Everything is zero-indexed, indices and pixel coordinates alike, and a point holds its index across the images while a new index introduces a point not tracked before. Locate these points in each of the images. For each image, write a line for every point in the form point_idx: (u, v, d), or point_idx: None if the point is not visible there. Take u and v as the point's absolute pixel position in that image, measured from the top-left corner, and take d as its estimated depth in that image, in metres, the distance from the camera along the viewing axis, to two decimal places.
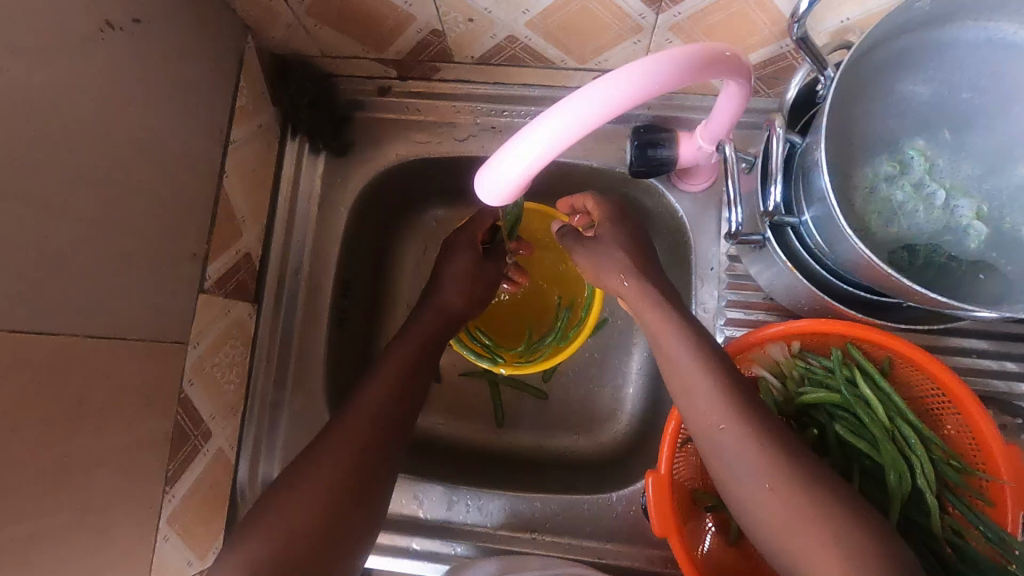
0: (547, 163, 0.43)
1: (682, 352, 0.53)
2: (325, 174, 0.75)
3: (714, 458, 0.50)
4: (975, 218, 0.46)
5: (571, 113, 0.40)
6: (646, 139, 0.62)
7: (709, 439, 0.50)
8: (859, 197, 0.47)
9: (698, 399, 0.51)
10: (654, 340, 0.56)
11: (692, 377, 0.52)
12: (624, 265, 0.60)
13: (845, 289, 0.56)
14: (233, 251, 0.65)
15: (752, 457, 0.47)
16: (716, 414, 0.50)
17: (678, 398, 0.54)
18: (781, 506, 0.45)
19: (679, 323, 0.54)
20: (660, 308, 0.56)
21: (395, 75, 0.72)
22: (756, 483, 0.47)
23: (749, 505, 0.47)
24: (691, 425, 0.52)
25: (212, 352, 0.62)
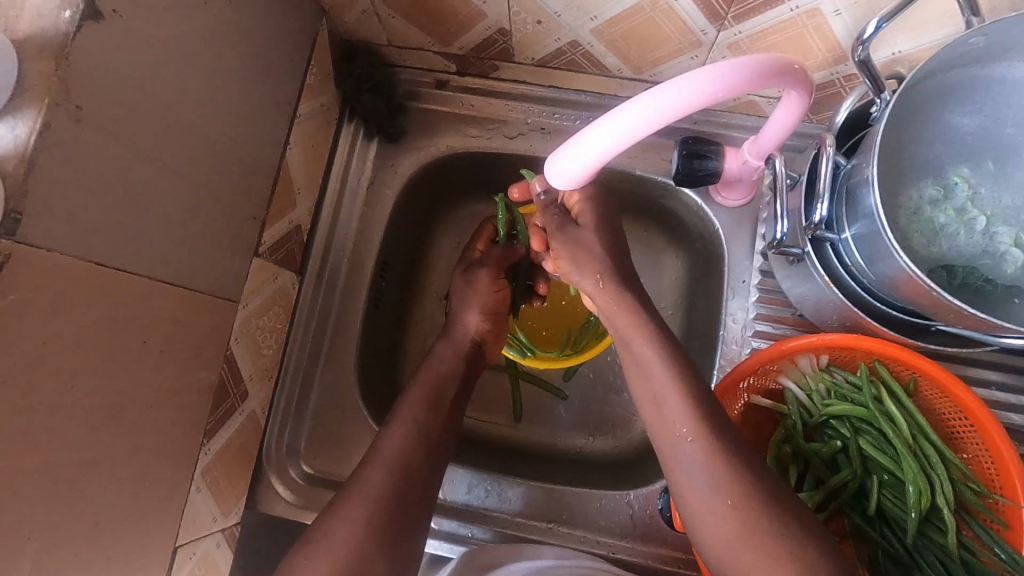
0: (616, 155, 0.46)
1: (652, 357, 0.55)
2: (377, 158, 0.77)
3: (677, 469, 0.51)
4: (1012, 245, 0.48)
5: (644, 112, 0.43)
6: (693, 150, 0.64)
7: (675, 453, 0.52)
8: (904, 217, 0.50)
9: (668, 409, 0.53)
10: (622, 340, 0.58)
11: (664, 388, 0.53)
12: (600, 263, 0.60)
13: (879, 307, 0.59)
14: (287, 220, 0.67)
15: (712, 471, 0.49)
16: (683, 423, 0.52)
17: (642, 404, 0.56)
18: (740, 525, 0.47)
19: (651, 330, 0.56)
20: (629, 307, 0.58)
21: (454, 69, 0.75)
22: (715, 498, 0.48)
23: (705, 522, 0.49)
24: (656, 435, 0.54)
25: (259, 314, 0.64)
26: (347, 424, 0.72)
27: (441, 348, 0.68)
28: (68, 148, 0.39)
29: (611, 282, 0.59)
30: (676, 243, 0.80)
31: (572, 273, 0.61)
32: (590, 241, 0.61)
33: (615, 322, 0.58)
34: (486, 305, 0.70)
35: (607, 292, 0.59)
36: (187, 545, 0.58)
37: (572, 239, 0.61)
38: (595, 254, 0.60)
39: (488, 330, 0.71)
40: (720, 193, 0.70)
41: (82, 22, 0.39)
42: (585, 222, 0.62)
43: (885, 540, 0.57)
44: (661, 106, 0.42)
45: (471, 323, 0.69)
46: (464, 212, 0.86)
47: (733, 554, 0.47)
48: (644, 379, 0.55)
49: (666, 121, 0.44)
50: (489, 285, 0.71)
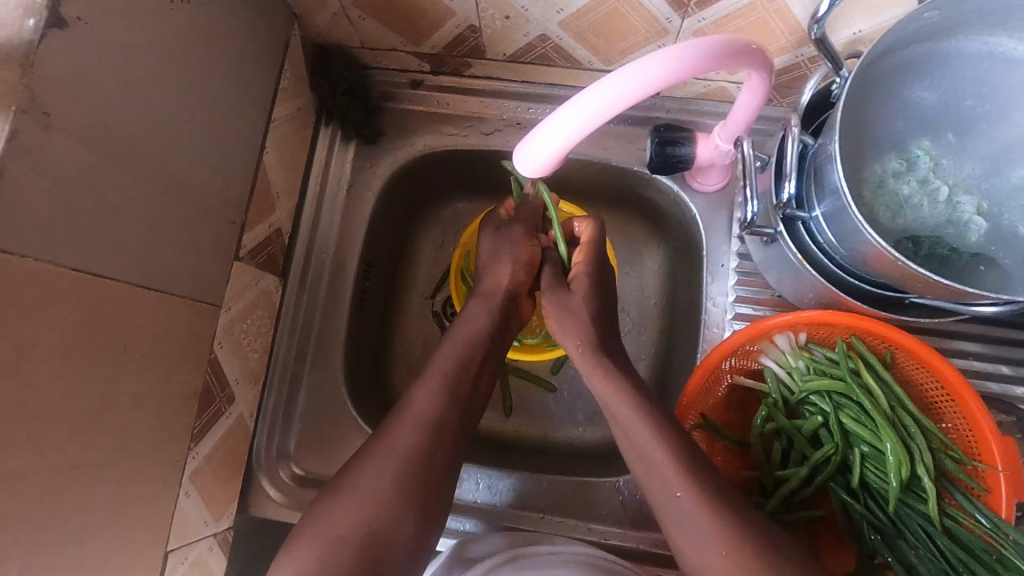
0: (575, 144, 0.47)
1: (636, 422, 0.55)
2: (355, 159, 0.78)
3: (672, 526, 0.51)
4: (975, 214, 0.50)
5: (595, 105, 0.44)
6: (666, 138, 0.65)
7: (666, 507, 0.52)
8: (869, 191, 0.51)
9: (656, 469, 0.53)
10: (607, 408, 0.58)
11: (647, 450, 0.54)
12: (584, 329, 0.61)
13: (853, 283, 0.59)
14: (268, 224, 0.68)
15: (705, 524, 0.49)
16: (674, 482, 0.52)
17: (632, 465, 0.55)
18: (742, 574, 0.47)
19: (634, 397, 0.57)
20: (609, 374, 0.59)
21: (428, 69, 0.76)
22: (712, 553, 0.48)
23: (706, 572, 0.48)
24: (649, 495, 0.53)
25: (242, 319, 0.65)
26: (335, 425, 0.72)
27: (473, 304, 0.65)
28: (35, 154, 0.39)
29: (590, 351, 0.61)
30: (656, 232, 0.81)
31: (556, 332, 0.63)
32: (575, 307, 0.62)
33: (596, 388, 0.59)
34: (520, 256, 0.66)
35: (586, 360, 0.60)
36: (179, 550, 0.58)
37: (563, 301, 0.63)
38: (581, 320, 0.62)
39: (525, 282, 0.66)
40: (695, 178, 0.71)
41: (45, 29, 0.39)
42: (577, 287, 0.64)
43: (869, 511, 0.57)
44: (608, 100, 0.44)
45: (504, 274, 0.66)
46: (446, 211, 0.86)
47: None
48: (630, 445, 0.56)
49: (615, 114, 0.45)
50: (524, 239, 0.67)
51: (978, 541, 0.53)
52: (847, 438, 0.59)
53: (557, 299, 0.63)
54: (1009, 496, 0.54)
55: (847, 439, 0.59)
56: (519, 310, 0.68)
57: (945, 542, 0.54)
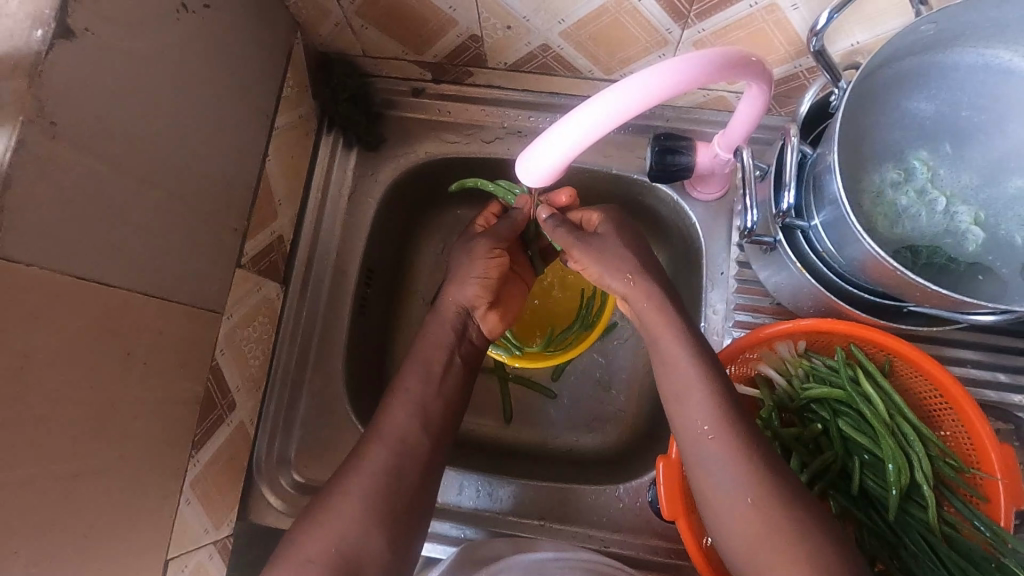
0: (588, 147, 0.47)
1: (683, 356, 0.54)
2: (356, 166, 0.78)
3: (700, 468, 0.52)
4: (973, 224, 0.50)
5: (597, 117, 0.44)
6: (665, 146, 0.66)
7: (696, 448, 0.52)
8: (867, 200, 0.51)
9: (691, 407, 0.53)
10: (651, 338, 0.57)
11: (686, 387, 0.54)
12: (627, 263, 0.59)
13: (852, 292, 0.59)
14: (270, 231, 0.68)
15: (735, 469, 0.49)
16: (707, 423, 0.52)
17: (670, 403, 0.55)
18: (762, 524, 0.47)
19: (680, 329, 0.55)
20: (660, 305, 0.57)
21: (429, 77, 0.76)
22: (739, 498, 0.48)
23: (727, 519, 0.49)
24: (680, 436, 0.54)
25: (244, 326, 0.65)
26: (335, 432, 0.72)
27: (432, 322, 0.67)
28: (42, 164, 0.40)
29: (641, 281, 0.58)
30: (656, 240, 0.81)
31: (599, 277, 0.60)
32: (612, 245, 0.60)
33: (645, 320, 0.58)
34: (481, 272, 0.67)
35: (635, 293, 0.58)
36: (179, 558, 0.58)
37: (595, 245, 0.60)
38: (619, 255, 0.60)
39: (483, 297, 0.68)
40: (693, 187, 0.71)
41: (54, 40, 0.40)
42: (605, 232, 0.62)
43: (869, 519, 0.58)
44: (627, 99, 0.43)
45: (462, 288, 0.67)
46: (446, 218, 0.87)
47: (751, 551, 0.47)
48: (670, 380, 0.55)
49: (632, 114, 0.45)
50: (484, 253, 0.68)
51: (977, 548, 0.53)
52: (846, 445, 0.60)
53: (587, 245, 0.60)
54: (1008, 504, 0.54)
55: (846, 447, 0.60)
56: (478, 322, 0.69)
57: (945, 549, 0.53)
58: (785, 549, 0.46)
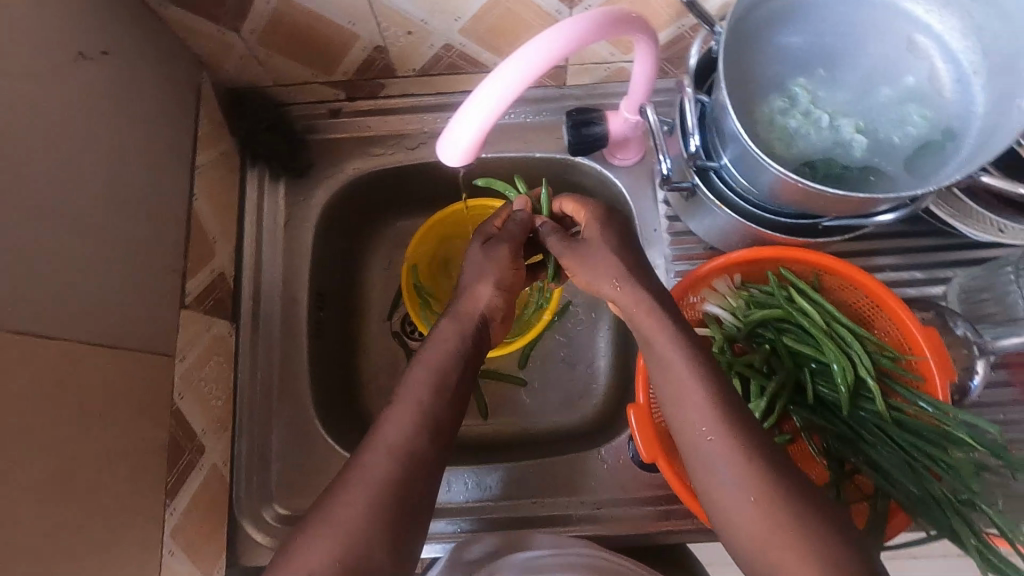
0: (499, 117, 0.49)
1: (675, 352, 0.50)
2: (287, 195, 0.79)
3: (699, 467, 0.47)
4: (855, 133, 0.55)
5: (492, 96, 0.47)
6: (579, 119, 0.70)
7: (696, 447, 0.48)
8: (762, 128, 0.56)
9: (688, 404, 0.48)
10: (641, 338, 0.52)
11: (682, 385, 0.49)
12: (615, 267, 0.54)
13: (770, 219, 0.63)
14: (210, 269, 0.68)
15: (736, 467, 0.45)
16: (706, 422, 0.47)
17: (666, 404, 0.51)
18: (766, 523, 0.43)
19: (670, 323, 0.51)
20: (649, 308, 0.52)
21: (344, 96, 0.78)
22: (742, 497, 0.44)
23: (732, 517, 0.45)
24: (678, 433, 0.50)
25: (199, 366, 0.64)
26: (315, 458, 0.71)
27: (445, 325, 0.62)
28: None
29: (628, 284, 0.53)
30: None
31: (591, 284, 0.57)
32: (598, 250, 0.56)
33: (635, 320, 0.53)
34: (502, 277, 0.64)
35: (624, 295, 0.53)
36: None
37: (583, 252, 0.57)
38: (606, 260, 0.55)
39: (499, 307, 0.65)
40: (615, 155, 0.76)
41: None
42: (591, 235, 0.58)
43: (828, 422, 0.62)
44: (525, 63, 0.46)
45: (482, 296, 0.64)
46: (388, 232, 0.88)
47: (760, 554, 0.44)
48: (663, 377, 0.51)
49: (535, 76, 0.47)
50: (507, 258, 0.65)
51: (924, 424, 0.58)
52: (794, 360, 0.64)
53: (573, 255, 0.58)
54: (943, 380, 0.59)
55: (794, 361, 0.64)
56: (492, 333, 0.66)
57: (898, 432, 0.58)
58: (789, 545, 0.42)
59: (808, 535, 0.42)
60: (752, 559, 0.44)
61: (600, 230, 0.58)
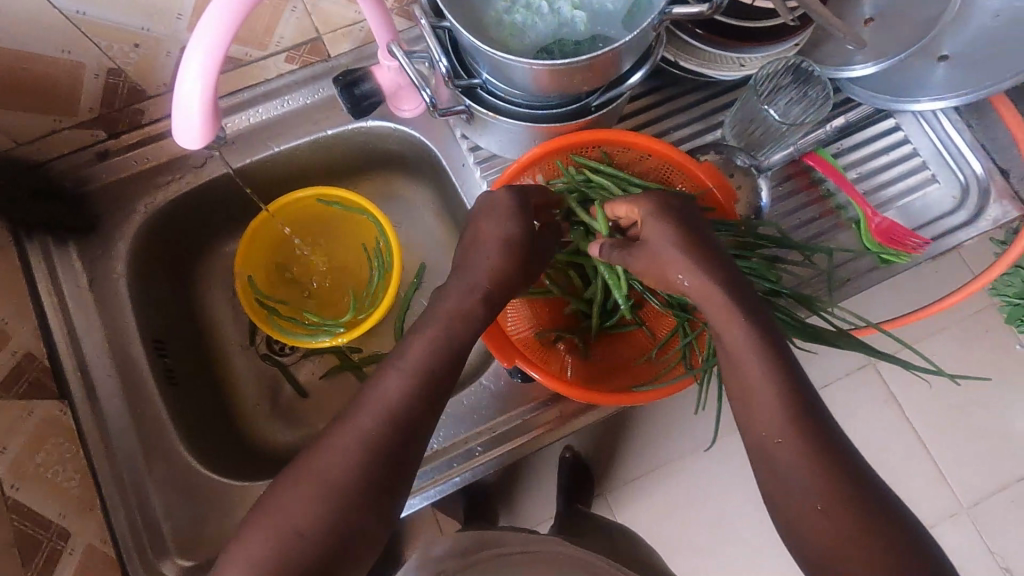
0: (214, 90, 0.48)
1: (749, 352, 0.48)
2: (84, 255, 0.73)
3: (764, 470, 0.46)
4: (574, 10, 0.60)
5: (191, 70, 0.47)
6: (348, 81, 0.71)
7: (762, 451, 0.47)
8: (495, 32, 0.59)
9: (757, 408, 0.47)
10: (717, 336, 0.51)
11: (753, 389, 0.48)
12: (680, 262, 0.52)
13: (545, 114, 0.68)
14: (9, 353, 0.62)
15: (805, 475, 0.44)
16: (776, 427, 0.46)
17: (737, 400, 0.49)
18: (836, 532, 0.42)
19: (749, 319, 0.49)
20: (731, 311, 0.49)
21: (105, 135, 0.73)
22: (810, 504, 0.43)
23: (798, 527, 0.44)
24: (745, 431, 0.49)
25: (31, 453, 0.60)
26: (205, 502, 0.68)
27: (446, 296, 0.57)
28: None
29: (700, 275, 0.51)
30: (406, 174, 0.87)
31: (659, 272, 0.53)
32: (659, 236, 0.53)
33: (715, 321, 0.50)
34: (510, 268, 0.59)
35: (702, 288, 0.51)
36: None
37: (643, 249, 0.54)
38: (667, 246, 0.52)
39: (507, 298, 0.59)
40: (400, 108, 0.77)
41: None
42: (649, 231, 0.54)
43: None
44: (207, 28, 0.46)
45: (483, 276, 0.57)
46: (214, 260, 0.85)
47: (825, 561, 0.42)
48: (732, 372, 0.49)
49: (226, 39, 0.47)
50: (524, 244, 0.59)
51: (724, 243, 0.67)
52: None
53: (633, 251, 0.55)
54: (727, 202, 0.68)
55: None
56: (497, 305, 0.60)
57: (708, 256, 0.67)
58: (862, 555, 0.41)
59: (875, 540, 0.41)
60: (813, 558, 0.43)
61: (657, 226, 0.53)
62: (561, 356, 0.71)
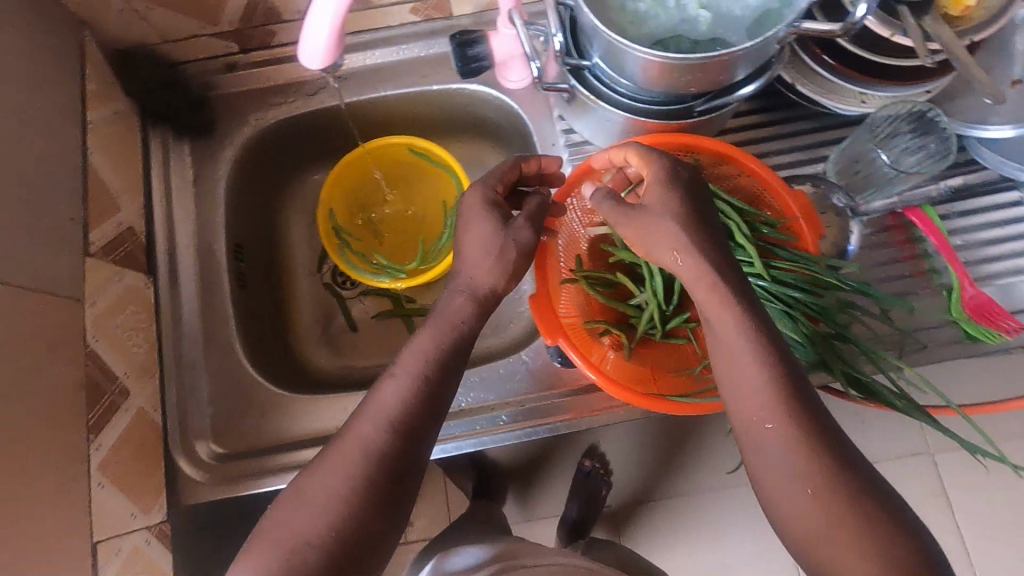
0: (346, 11, 0.52)
1: (740, 341, 0.48)
2: (194, 153, 0.80)
3: (753, 454, 0.48)
4: (700, 8, 0.59)
5: None
6: (464, 42, 0.74)
7: (752, 435, 0.48)
8: (616, 17, 0.59)
9: (747, 393, 0.48)
10: (709, 323, 0.51)
11: (743, 375, 0.48)
12: (671, 232, 0.52)
13: (646, 109, 0.67)
14: (116, 222, 0.69)
15: (794, 457, 0.45)
16: (765, 413, 0.47)
17: (724, 388, 0.50)
18: (822, 516, 0.44)
19: (741, 307, 0.49)
20: (725, 298, 0.50)
21: (237, 49, 0.79)
22: (799, 488, 0.45)
23: (784, 505, 0.46)
24: (734, 417, 0.49)
25: (112, 313, 0.65)
26: (246, 399, 0.73)
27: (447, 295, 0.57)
28: None
29: (688, 254, 0.51)
30: (496, 144, 0.89)
31: (651, 251, 0.54)
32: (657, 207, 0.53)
33: (701, 302, 0.51)
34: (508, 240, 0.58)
35: (689, 267, 0.51)
36: (110, 541, 0.59)
37: (638, 216, 0.54)
38: (663, 221, 0.53)
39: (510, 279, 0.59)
40: (506, 77, 0.78)
41: None
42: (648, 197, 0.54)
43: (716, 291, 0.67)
44: None
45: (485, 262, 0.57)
46: (303, 185, 0.90)
47: (810, 539, 0.44)
48: (719, 357, 0.50)
49: None
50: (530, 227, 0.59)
51: (798, 278, 0.64)
52: None
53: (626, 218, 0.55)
54: (811, 236, 0.64)
55: None
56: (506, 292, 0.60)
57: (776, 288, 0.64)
58: (846, 538, 0.43)
59: (864, 525, 0.43)
60: (797, 540, 0.45)
61: (664, 196, 0.54)
62: (602, 349, 0.71)
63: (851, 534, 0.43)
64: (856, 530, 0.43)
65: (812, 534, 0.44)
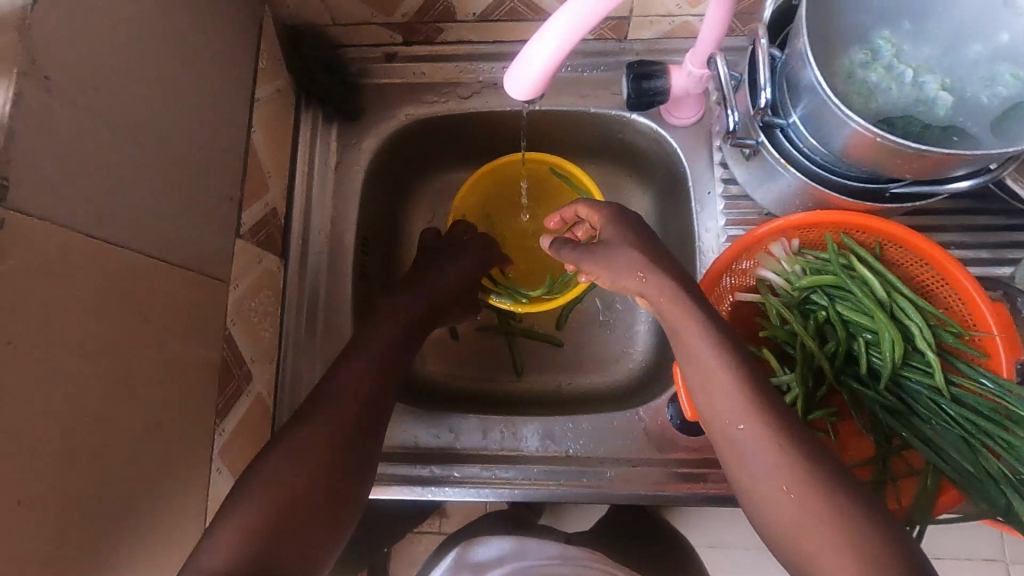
0: (571, 48, 0.48)
1: (708, 353, 0.52)
2: (338, 139, 0.79)
3: (733, 458, 0.50)
4: (940, 90, 0.53)
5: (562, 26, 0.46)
6: (640, 72, 0.68)
7: (727, 437, 0.51)
8: (841, 82, 0.54)
9: (718, 396, 0.51)
10: (674, 334, 0.55)
11: (715, 380, 0.52)
12: (637, 260, 0.58)
13: (836, 181, 0.61)
14: (262, 204, 0.68)
15: (768, 455, 0.48)
16: (736, 414, 0.50)
17: (698, 395, 0.54)
18: (802, 512, 0.45)
19: (702, 321, 0.53)
20: (687, 313, 0.54)
21: (400, 40, 0.77)
22: (776, 487, 0.47)
23: (765, 505, 0.48)
24: (710, 425, 0.52)
25: (249, 296, 0.65)
26: None
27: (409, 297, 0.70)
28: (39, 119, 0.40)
29: (652, 276, 0.57)
30: (638, 176, 0.84)
31: (616, 282, 0.60)
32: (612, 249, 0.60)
33: (668, 317, 0.56)
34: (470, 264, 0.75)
35: (649, 288, 0.57)
36: None
37: (600, 255, 0.61)
38: (628, 254, 0.59)
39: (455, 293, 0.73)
40: (673, 114, 0.74)
41: None
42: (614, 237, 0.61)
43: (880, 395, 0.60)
44: None
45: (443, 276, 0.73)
46: (430, 184, 0.88)
47: (794, 540, 0.46)
48: (693, 368, 0.54)
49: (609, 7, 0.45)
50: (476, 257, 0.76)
51: (985, 402, 0.57)
52: (847, 328, 0.63)
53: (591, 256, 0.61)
54: (1007, 358, 0.57)
55: (847, 330, 0.63)
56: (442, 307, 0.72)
57: (956, 409, 0.57)
58: (827, 533, 0.44)
59: (845, 532, 0.43)
60: (784, 543, 0.46)
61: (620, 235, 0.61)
62: None
63: (833, 533, 0.44)
64: (844, 535, 0.43)
65: (794, 534, 0.45)
